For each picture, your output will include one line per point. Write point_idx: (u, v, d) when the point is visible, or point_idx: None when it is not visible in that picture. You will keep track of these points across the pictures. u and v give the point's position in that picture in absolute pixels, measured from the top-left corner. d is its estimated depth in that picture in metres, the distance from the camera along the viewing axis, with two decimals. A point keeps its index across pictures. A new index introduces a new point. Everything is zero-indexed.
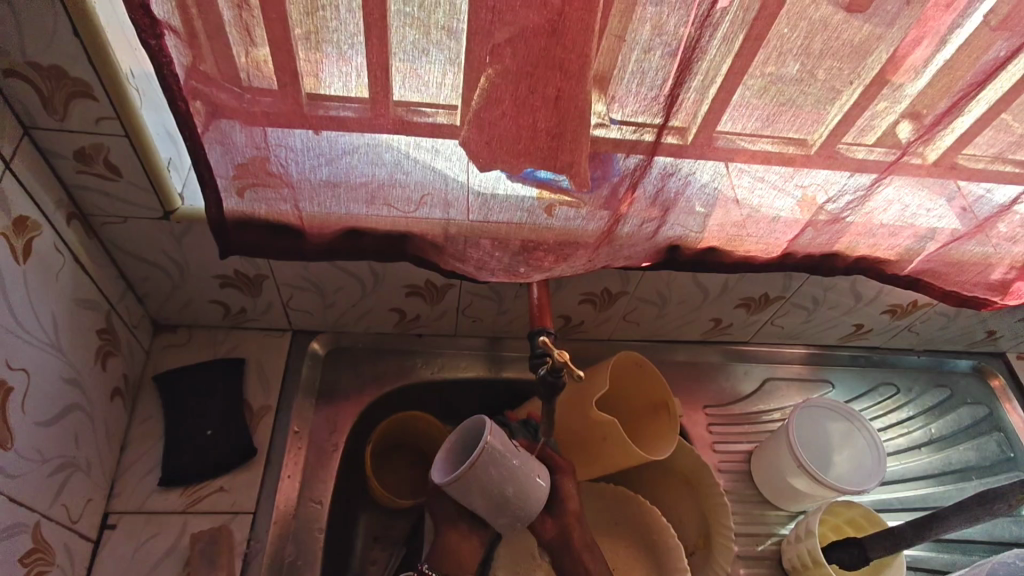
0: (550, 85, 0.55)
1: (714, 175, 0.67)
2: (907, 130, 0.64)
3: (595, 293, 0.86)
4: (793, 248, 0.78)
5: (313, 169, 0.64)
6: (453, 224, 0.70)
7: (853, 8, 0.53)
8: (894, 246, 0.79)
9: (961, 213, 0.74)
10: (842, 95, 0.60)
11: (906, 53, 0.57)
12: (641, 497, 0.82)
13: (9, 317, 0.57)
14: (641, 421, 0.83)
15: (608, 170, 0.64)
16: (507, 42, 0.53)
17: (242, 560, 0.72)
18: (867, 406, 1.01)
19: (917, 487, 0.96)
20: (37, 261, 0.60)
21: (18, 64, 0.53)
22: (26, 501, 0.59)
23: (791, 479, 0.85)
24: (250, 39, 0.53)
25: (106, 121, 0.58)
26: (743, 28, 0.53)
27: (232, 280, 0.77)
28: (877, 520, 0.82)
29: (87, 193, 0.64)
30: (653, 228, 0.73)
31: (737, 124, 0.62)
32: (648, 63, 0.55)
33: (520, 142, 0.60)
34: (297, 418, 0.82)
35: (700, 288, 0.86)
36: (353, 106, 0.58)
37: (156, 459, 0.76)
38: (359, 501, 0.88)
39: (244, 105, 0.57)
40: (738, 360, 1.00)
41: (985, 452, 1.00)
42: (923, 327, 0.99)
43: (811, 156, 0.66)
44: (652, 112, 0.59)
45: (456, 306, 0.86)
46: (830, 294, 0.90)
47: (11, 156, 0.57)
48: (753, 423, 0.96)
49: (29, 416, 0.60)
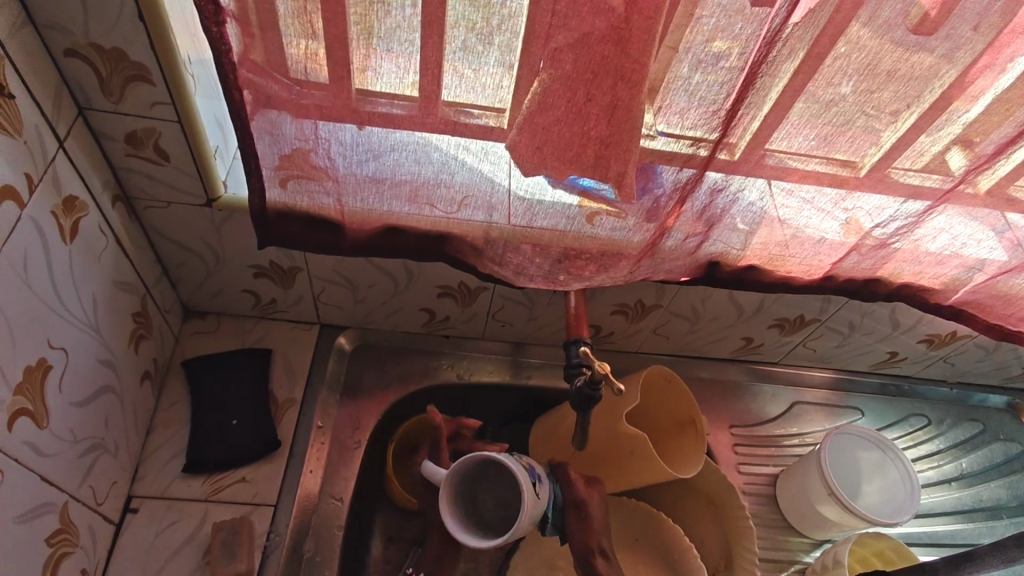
0: (607, 93, 0.55)
1: (761, 194, 0.66)
2: (961, 158, 0.63)
3: (628, 304, 0.84)
4: (835, 271, 0.77)
5: (360, 164, 0.63)
6: (495, 227, 0.69)
7: (923, 30, 0.52)
8: (940, 275, 0.77)
9: (1011, 247, 0.72)
10: (901, 118, 0.59)
11: (973, 78, 0.56)
12: (666, 516, 0.81)
13: (53, 296, 0.57)
14: (668, 439, 0.81)
15: (654, 182, 0.63)
16: (568, 47, 0.52)
17: (262, 552, 0.71)
18: (896, 436, 0.99)
19: (946, 522, 0.94)
20: (82, 242, 0.60)
21: (81, 44, 0.53)
22: (56, 480, 0.59)
23: (820, 506, 0.84)
24: (309, 31, 0.52)
25: (160, 106, 0.58)
26: (807, 44, 0.52)
27: (266, 270, 0.77)
28: (907, 554, 0.81)
29: (133, 176, 0.64)
30: (696, 242, 0.71)
31: (788, 142, 0.61)
32: (707, 76, 0.54)
33: (571, 148, 0.59)
34: (321, 412, 0.82)
35: (734, 306, 0.84)
36: (401, 104, 0.58)
37: (180, 445, 0.75)
38: (377, 500, 0.87)
39: (295, 97, 0.57)
40: (766, 381, 0.98)
41: (1017, 491, 0.97)
42: (959, 359, 0.96)
43: (862, 179, 0.65)
44: (709, 126, 0.58)
45: (486, 310, 0.85)
46: (866, 321, 0.88)
47: (65, 136, 0.57)
48: (779, 447, 0.95)
49: (65, 394, 0.60)
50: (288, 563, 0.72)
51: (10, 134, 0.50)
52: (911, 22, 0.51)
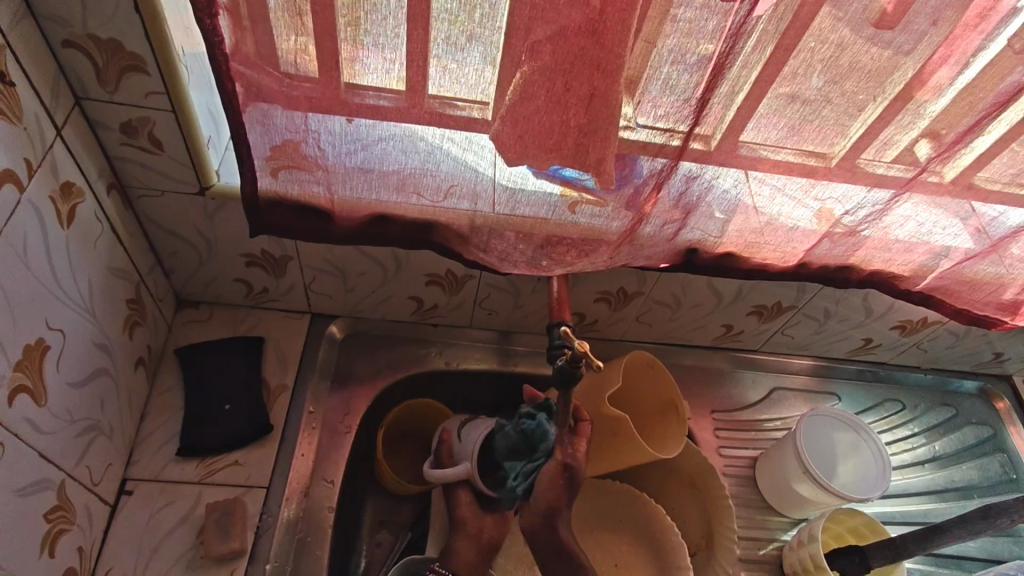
0: (585, 82, 0.57)
1: (735, 182, 0.69)
2: (925, 148, 0.66)
3: (611, 292, 0.87)
4: (808, 258, 0.80)
5: (349, 154, 0.65)
6: (480, 215, 0.71)
7: (883, 25, 0.55)
8: (909, 262, 0.81)
9: (976, 233, 0.76)
10: (865, 110, 0.62)
11: (932, 71, 0.59)
12: (647, 497, 0.83)
13: (50, 277, 0.59)
14: (650, 423, 0.84)
15: (632, 171, 0.66)
16: (547, 39, 0.54)
17: (255, 532, 0.73)
18: (873, 420, 1.02)
19: (920, 502, 0.97)
20: (79, 227, 0.62)
21: (79, 35, 0.55)
22: (52, 458, 0.61)
23: (795, 485, 0.87)
24: (299, 24, 0.54)
25: (155, 96, 0.60)
26: (774, 38, 0.55)
27: (257, 259, 0.79)
28: (878, 528, 0.85)
29: (127, 165, 0.66)
30: (673, 229, 0.74)
31: (759, 133, 0.64)
32: (678, 68, 0.57)
33: (552, 137, 0.61)
34: (312, 399, 0.84)
35: (714, 293, 0.87)
36: (387, 96, 0.60)
37: (173, 430, 0.77)
38: (367, 485, 0.90)
39: (286, 89, 0.59)
40: (746, 368, 1.01)
41: (988, 472, 1.01)
42: (931, 345, 1.00)
43: (831, 168, 0.68)
44: (682, 116, 0.61)
45: (473, 298, 0.87)
46: (840, 308, 0.91)
47: (62, 124, 0.59)
48: (758, 431, 0.97)
49: (63, 375, 0.62)
50: (280, 543, 0.74)
51: (10, 119, 0.52)
52: (871, 17, 0.54)
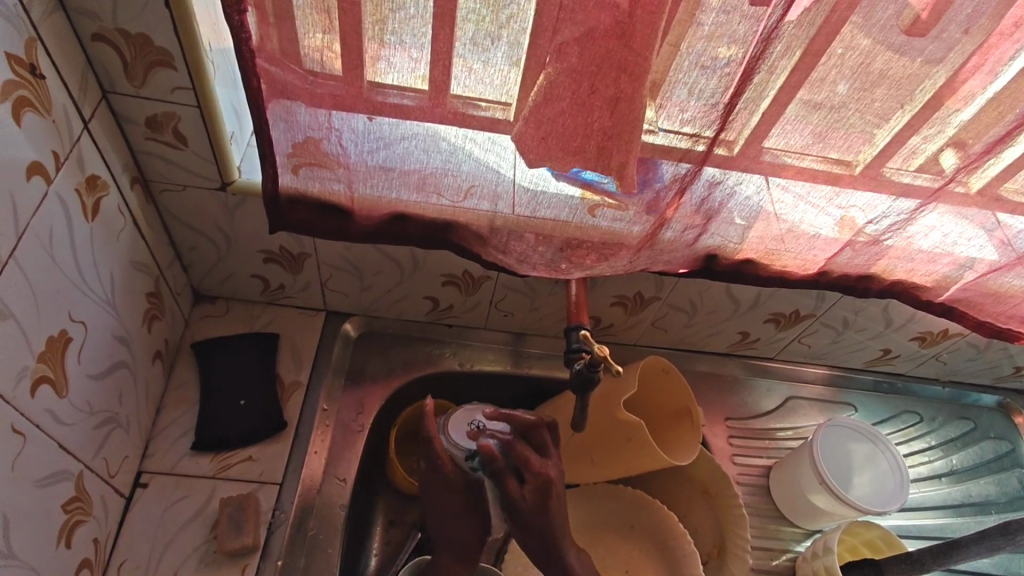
0: (610, 86, 0.57)
1: (758, 189, 0.69)
2: (952, 158, 0.65)
3: (628, 296, 0.87)
4: (829, 266, 0.79)
5: (371, 152, 0.65)
6: (500, 216, 0.71)
7: (914, 32, 0.54)
8: (931, 273, 0.80)
9: (1001, 246, 0.74)
10: (892, 118, 0.61)
11: (964, 79, 0.58)
12: (661, 504, 0.82)
13: (73, 270, 0.59)
14: (664, 430, 0.83)
15: (654, 175, 0.66)
16: (574, 40, 0.54)
17: (267, 528, 0.73)
18: (889, 432, 1.01)
19: (936, 517, 0.96)
20: (102, 221, 0.63)
21: (108, 29, 0.55)
22: (72, 449, 0.61)
23: (812, 495, 0.86)
24: (325, 22, 0.54)
25: (181, 91, 0.60)
26: (802, 44, 0.54)
27: (275, 256, 0.79)
28: (895, 542, 0.84)
29: (151, 159, 0.67)
30: (694, 234, 0.74)
31: (784, 139, 0.63)
32: (705, 72, 0.57)
33: (575, 139, 0.61)
34: (326, 396, 0.84)
35: (731, 300, 0.86)
36: (411, 96, 0.60)
37: (189, 424, 0.77)
38: (379, 484, 0.90)
39: (310, 87, 0.59)
40: (761, 376, 1.00)
41: (1006, 487, 0.99)
42: (951, 357, 0.98)
43: (855, 176, 0.67)
44: (707, 121, 0.60)
45: (489, 299, 0.87)
46: (859, 318, 0.90)
47: (89, 118, 0.59)
48: (772, 440, 0.96)
49: (83, 366, 0.62)
50: (291, 540, 0.74)
51: (40, 112, 0.53)
52: (903, 23, 0.53)
